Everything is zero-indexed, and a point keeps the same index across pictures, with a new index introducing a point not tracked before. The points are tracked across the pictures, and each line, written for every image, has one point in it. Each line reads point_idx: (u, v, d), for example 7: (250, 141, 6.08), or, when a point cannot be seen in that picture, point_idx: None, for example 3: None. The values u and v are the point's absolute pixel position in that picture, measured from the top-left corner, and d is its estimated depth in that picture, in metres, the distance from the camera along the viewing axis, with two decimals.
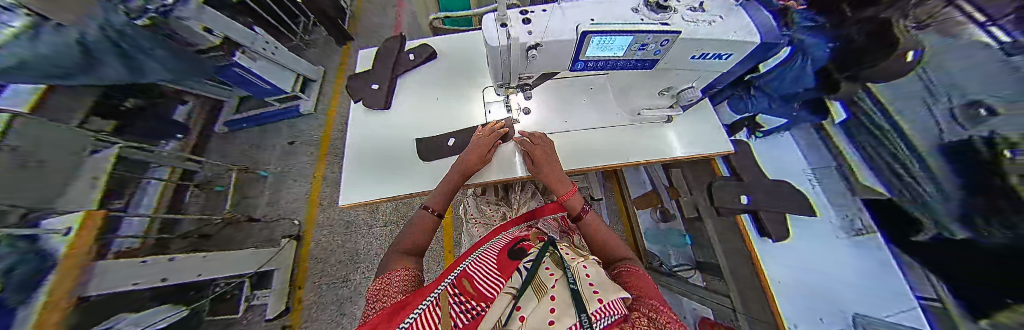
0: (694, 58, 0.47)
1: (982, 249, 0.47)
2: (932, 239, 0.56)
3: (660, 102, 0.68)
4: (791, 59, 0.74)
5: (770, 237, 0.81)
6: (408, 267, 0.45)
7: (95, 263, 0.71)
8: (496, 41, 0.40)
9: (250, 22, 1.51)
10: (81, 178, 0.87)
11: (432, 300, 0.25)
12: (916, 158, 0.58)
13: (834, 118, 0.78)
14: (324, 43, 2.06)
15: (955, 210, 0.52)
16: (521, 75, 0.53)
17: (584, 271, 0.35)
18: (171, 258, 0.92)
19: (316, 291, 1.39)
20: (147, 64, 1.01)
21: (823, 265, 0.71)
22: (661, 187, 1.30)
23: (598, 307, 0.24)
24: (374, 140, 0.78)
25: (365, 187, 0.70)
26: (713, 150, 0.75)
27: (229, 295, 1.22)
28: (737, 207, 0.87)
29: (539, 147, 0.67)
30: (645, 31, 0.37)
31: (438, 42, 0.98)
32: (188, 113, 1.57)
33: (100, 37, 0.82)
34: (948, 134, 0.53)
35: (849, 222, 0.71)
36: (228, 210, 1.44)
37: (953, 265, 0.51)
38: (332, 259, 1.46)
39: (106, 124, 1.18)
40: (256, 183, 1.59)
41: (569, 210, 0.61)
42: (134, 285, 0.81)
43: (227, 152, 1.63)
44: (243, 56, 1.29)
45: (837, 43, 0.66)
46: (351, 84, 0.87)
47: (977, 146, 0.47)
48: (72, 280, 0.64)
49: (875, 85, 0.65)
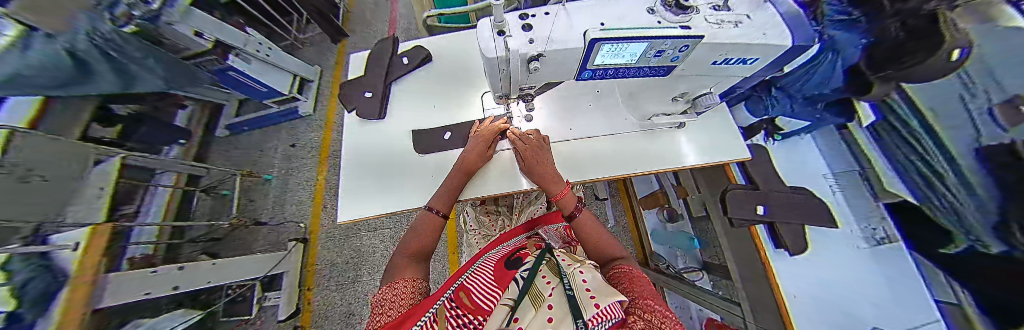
0: (716, 63, 0.42)
1: (1016, 261, 0.48)
2: (963, 251, 0.59)
3: (673, 107, 0.63)
4: (818, 56, 0.67)
5: (787, 249, 0.76)
6: (415, 277, 0.42)
7: (106, 278, 0.73)
8: (493, 52, 0.35)
9: (241, 22, 1.46)
10: (86, 189, 0.88)
11: (430, 315, 0.23)
12: (949, 159, 0.58)
13: (862, 121, 0.78)
14: (320, 42, 2.01)
15: (988, 220, 0.52)
16: (523, 86, 0.49)
17: (580, 276, 0.31)
18: (181, 267, 0.95)
19: (325, 291, 1.42)
20: (139, 73, 0.98)
21: (842, 277, 0.73)
22: (671, 187, 1.26)
23: (596, 312, 0.19)
24: (369, 151, 0.76)
25: (361, 202, 0.68)
26: (727, 157, 0.71)
27: (242, 297, 1.22)
28: (756, 218, 0.77)
29: (532, 149, 0.63)
30: (663, 37, 0.31)
31: (432, 43, 0.94)
32: (187, 119, 1.57)
33: (89, 46, 0.79)
34: (987, 137, 0.51)
35: (872, 231, 0.76)
36: (234, 214, 1.48)
37: (980, 277, 0.56)
38: (339, 261, 1.48)
39: (109, 131, 1.16)
40: (261, 186, 1.61)
41: (561, 210, 0.58)
42: (146, 295, 0.84)
43: (231, 156, 1.65)
44: (237, 59, 1.28)
45: (871, 40, 0.60)
46: (344, 93, 0.84)
47: (1018, 149, 0.45)
48: (84, 295, 0.65)
49: (909, 86, 0.63)
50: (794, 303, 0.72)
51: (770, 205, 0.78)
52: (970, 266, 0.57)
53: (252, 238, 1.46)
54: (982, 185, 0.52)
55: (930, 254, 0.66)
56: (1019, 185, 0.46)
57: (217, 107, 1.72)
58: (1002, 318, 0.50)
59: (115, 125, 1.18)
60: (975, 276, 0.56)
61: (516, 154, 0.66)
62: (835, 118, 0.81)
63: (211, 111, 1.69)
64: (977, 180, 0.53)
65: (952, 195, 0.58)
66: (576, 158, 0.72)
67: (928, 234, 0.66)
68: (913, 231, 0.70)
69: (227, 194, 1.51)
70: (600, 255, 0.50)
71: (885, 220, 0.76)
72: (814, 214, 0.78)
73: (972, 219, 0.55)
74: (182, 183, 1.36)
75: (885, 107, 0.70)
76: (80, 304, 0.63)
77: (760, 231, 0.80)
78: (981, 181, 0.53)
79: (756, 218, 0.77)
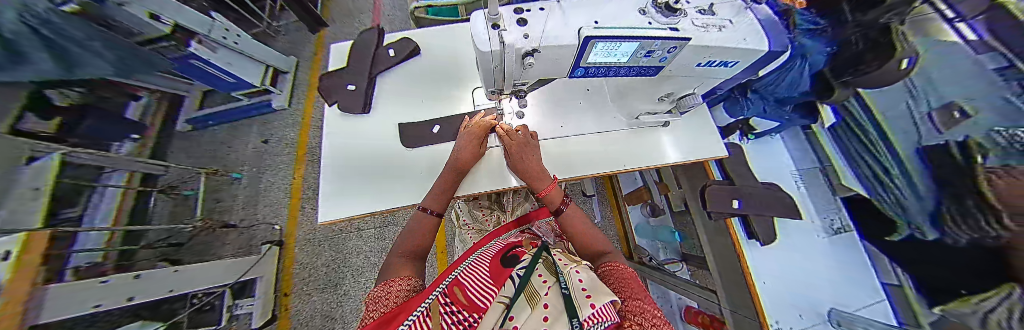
0: (700, 65, 0.44)
1: (952, 248, 0.55)
2: (904, 238, 0.66)
3: (659, 106, 0.65)
4: (791, 61, 0.70)
5: (758, 239, 0.82)
6: (409, 275, 0.41)
7: (47, 287, 0.64)
8: (487, 45, 0.35)
9: (206, 5, 1.33)
10: (22, 190, 0.78)
11: (423, 310, 0.23)
12: (896, 157, 0.65)
13: (825, 122, 0.85)
14: (296, 31, 1.87)
15: (926, 212, 0.59)
16: (516, 82, 0.49)
17: (577, 275, 0.32)
18: (137, 275, 0.86)
19: (303, 296, 1.35)
20: (83, 57, 0.89)
21: (805, 265, 0.81)
22: (652, 183, 1.31)
23: (591, 312, 0.20)
24: (354, 148, 0.72)
25: (345, 201, 0.65)
26: (706, 155, 0.76)
27: (209, 306, 1.12)
28: (731, 211, 0.79)
29: (518, 144, 0.62)
30: (654, 37, 0.32)
31: (420, 36, 0.90)
32: (143, 112, 1.42)
33: (20, 26, 0.70)
34: (928, 138, 0.58)
35: (830, 222, 0.85)
36: (200, 216, 1.36)
37: (923, 264, 0.63)
38: (319, 264, 1.40)
39: (49, 124, 1.03)
40: (230, 185, 1.48)
41: (551, 208, 0.58)
42: (95, 307, 0.74)
43: (194, 153, 1.51)
44: (202, 47, 1.15)
45: (835, 48, 0.65)
46: (324, 85, 0.79)
47: (953, 149, 0.52)
48: (17, 310, 0.56)
49: (864, 92, 0.70)
50: (764, 288, 0.77)
51: (744, 200, 0.81)
52: (912, 252, 0.65)
53: (220, 242, 1.36)
54: (921, 178, 0.59)
55: (880, 243, 0.74)
56: (956, 177, 0.52)
57: (176, 98, 1.56)
58: (945, 295, 0.57)
59: (55, 118, 1.05)
60: (915, 261, 0.64)
61: (505, 150, 0.66)
62: (802, 119, 0.87)
63: (169, 103, 1.53)
64: (918, 175, 0.60)
65: (897, 189, 0.65)
66: (568, 155, 0.73)
67: (876, 225, 0.74)
68: (866, 225, 0.77)
69: (189, 195, 1.38)
70: (587, 250, 0.51)
71: (841, 211, 0.84)
72: (788, 209, 0.83)
73: (912, 210, 0.62)
74: (135, 182, 1.23)
75: (844, 110, 0.77)
76: (14, 321, 0.55)
77: (734, 223, 0.85)
78: (921, 177, 0.59)
79: (731, 211, 0.79)
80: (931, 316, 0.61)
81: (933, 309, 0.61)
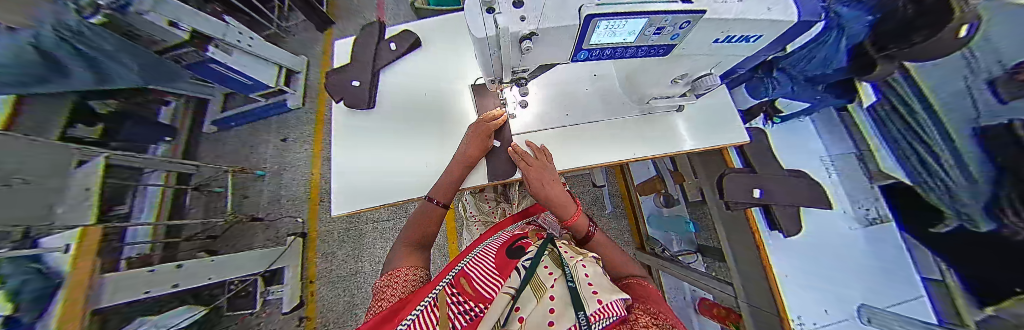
0: (718, 41, 0.40)
1: (1012, 243, 0.48)
2: (954, 229, 0.60)
3: (671, 90, 0.61)
4: (823, 34, 0.64)
5: (781, 230, 0.77)
6: (415, 265, 0.42)
7: (102, 275, 0.72)
8: (482, 32, 0.33)
9: (220, 10, 1.38)
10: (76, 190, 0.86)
11: (430, 300, 0.22)
12: (946, 138, 0.57)
13: (863, 101, 0.76)
14: (305, 31, 1.92)
15: (985, 202, 0.52)
16: (516, 68, 0.47)
17: (583, 270, 0.31)
18: (179, 265, 0.94)
19: (327, 285, 1.44)
20: (109, 65, 0.96)
21: (836, 260, 0.76)
22: (665, 172, 1.25)
23: (598, 308, 0.19)
24: (360, 144, 0.74)
25: (357, 195, 0.67)
26: (723, 141, 0.71)
27: (244, 292, 1.25)
28: (751, 201, 0.74)
29: (537, 169, 0.58)
30: (661, 13, 0.29)
31: (421, 27, 0.89)
32: (173, 116, 1.52)
33: (54, 37, 0.76)
34: (987, 116, 0.50)
35: (864, 212, 0.78)
36: (230, 210, 1.47)
37: (974, 255, 0.56)
38: (339, 254, 1.49)
39: (93, 131, 1.12)
40: (255, 182, 1.58)
41: (574, 234, 0.53)
42: (145, 293, 0.84)
43: (222, 153, 1.62)
44: (218, 50, 1.19)
45: (879, 15, 0.55)
46: (331, 83, 0.80)
47: (1015, 130, 0.45)
48: (83, 290, 0.65)
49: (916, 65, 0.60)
50: (786, 283, 0.74)
51: (766, 188, 0.76)
52: (960, 246, 0.59)
53: (250, 234, 1.47)
54: (975, 162, 0.53)
55: (921, 233, 0.67)
56: (1017, 158, 0.45)
57: (203, 101, 1.66)
58: (994, 290, 0.52)
59: (99, 125, 1.14)
60: (963, 255, 0.58)
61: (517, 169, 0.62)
62: (836, 99, 0.79)
63: (196, 105, 1.64)
64: (972, 161, 0.53)
65: (947, 174, 0.58)
66: (573, 144, 0.71)
67: (921, 215, 0.67)
68: (906, 214, 0.71)
69: (220, 191, 1.49)
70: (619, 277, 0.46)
71: (879, 201, 0.77)
72: (812, 199, 0.77)
73: (965, 200, 0.56)
74: (173, 181, 1.32)
75: (886, 88, 0.68)
76: (81, 299, 0.64)
77: (756, 215, 0.80)
78: (976, 161, 0.52)
79: (751, 200, 0.74)
80: (978, 315, 0.55)
81: (979, 309, 0.55)
